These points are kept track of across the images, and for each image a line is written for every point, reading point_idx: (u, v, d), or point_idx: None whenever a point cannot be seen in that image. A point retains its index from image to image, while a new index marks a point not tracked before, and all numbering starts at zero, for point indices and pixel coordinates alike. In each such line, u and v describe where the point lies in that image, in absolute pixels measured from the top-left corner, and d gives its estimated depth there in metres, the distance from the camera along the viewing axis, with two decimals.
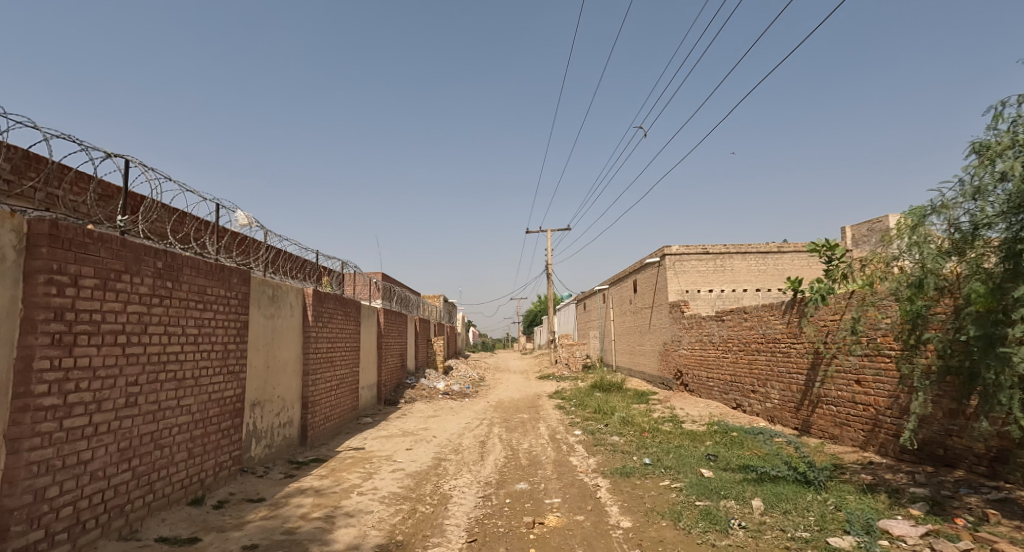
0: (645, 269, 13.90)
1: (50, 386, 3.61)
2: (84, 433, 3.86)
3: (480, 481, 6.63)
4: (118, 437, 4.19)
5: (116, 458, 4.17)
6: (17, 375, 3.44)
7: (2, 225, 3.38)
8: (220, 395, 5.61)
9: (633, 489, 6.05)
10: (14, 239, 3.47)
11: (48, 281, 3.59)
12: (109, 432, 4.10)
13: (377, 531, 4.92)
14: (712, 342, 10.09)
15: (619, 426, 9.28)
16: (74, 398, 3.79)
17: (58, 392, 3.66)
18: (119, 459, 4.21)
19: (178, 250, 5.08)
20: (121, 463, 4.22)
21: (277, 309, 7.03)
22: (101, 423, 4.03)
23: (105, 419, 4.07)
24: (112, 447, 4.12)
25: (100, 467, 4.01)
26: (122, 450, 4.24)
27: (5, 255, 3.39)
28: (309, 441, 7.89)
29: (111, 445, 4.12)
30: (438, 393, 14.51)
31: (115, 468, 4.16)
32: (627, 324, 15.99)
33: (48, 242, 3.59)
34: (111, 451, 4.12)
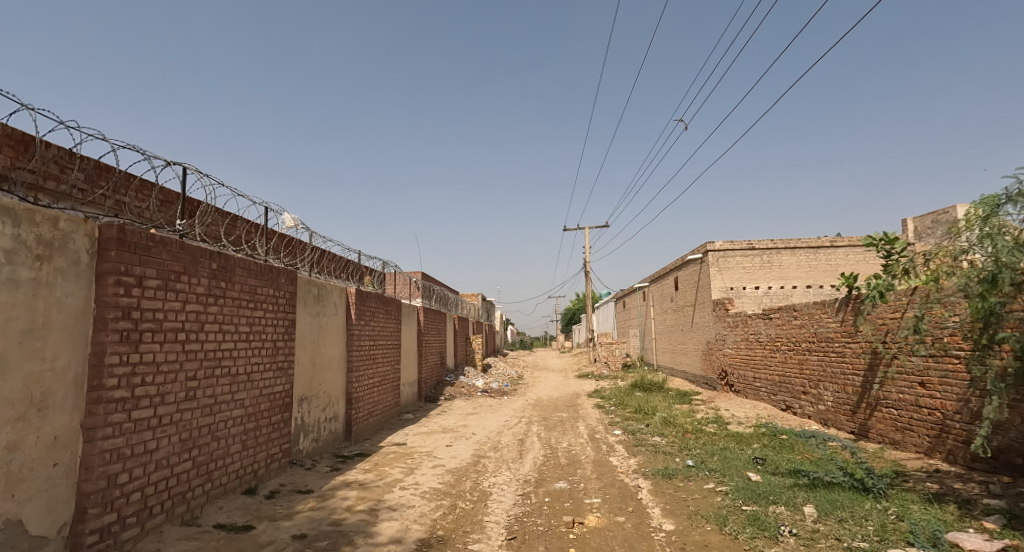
0: (687, 265, 13.54)
1: (119, 379, 3.77)
2: (151, 424, 4.03)
3: (520, 479, 6.59)
4: (179, 428, 4.35)
5: (177, 448, 4.33)
6: (91, 368, 3.62)
7: (76, 231, 3.56)
8: (271, 390, 5.76)
9: (676, 491, 5.88)
10: (87, 244, 3.65)
11: (116, 281, 3.74)
12: (172, 423, 4.26)
13: (419, 525, 4.95)
14: (759, 341, 9.74)
15: (661, 426, 9.06)
16: (140, 391, 3.94)
17: (126, 386, 3.82)
18: (181, 449, 4.37)
19: (231, 252, 5.24)
20: (183, 453, 4.39)
21: (321, 308, 7.17)
22: (165, 415, 4.19)
23: (168, 412, 4.23)
24: (174, 438, 4.28)
25: (164, 456, 4.17)
26: (183, 440, 4.40)
27: (78, 259, 3.58)
28: (354, 435, 8.04)
29: (173, 435, 4.28)
30: (477, 391, 14.54)
31: (177, 458, 4.31)
32: (668, 322, 15.64)
33: (116, 245, 3.75)
34: (173, 441, 4.28)
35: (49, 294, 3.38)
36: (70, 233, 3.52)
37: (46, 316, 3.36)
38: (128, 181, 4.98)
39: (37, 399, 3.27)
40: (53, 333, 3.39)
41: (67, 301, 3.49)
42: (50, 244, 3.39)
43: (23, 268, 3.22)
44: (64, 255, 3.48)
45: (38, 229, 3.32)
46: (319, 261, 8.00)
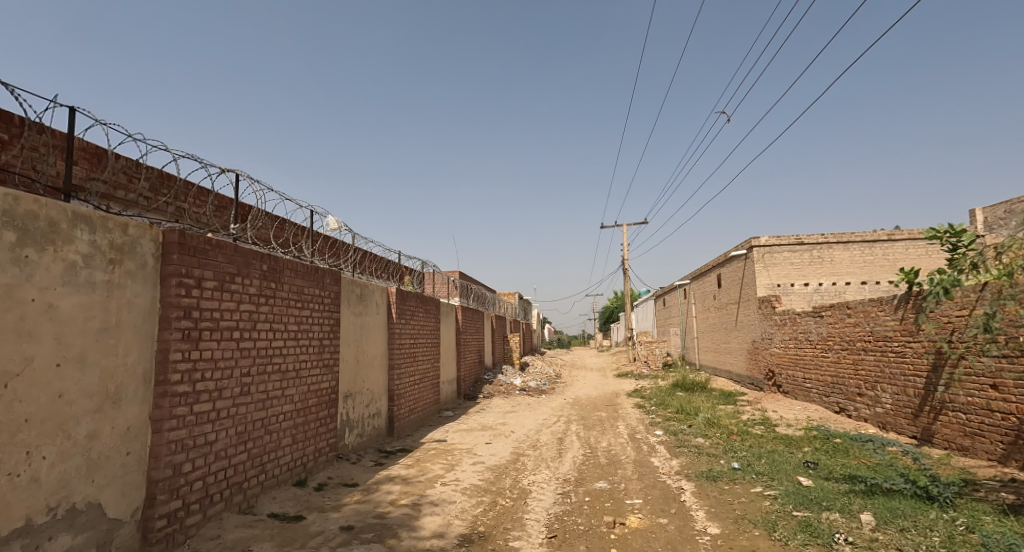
0: (731, 262, 13.14)
1: (182, 374, 3.92)
2: (211, 416, 4.18)
3: (559, 477, 6.52)
4: (236, 421, 4.50)
5: (234, 440, 4.47)
6: (158, 363, 3.78)
7: (142, 236, 3.71)
8: (317, 386, 5.88)
9: (721, 494, 5.70)
10: (153, 248, 3.80)
11: (178, 283, 3.89)
12: (229, 416, 4.40)
13: (460, 521, 4.96)
14: (809, 340, 9.35)
15: (704, 427, 8.82)
16: (201, 385, 4.09)
17: (189, 381, 3.97)
18: (237, 442, 4.51)
19: (280, 254, 5.38)
20: (239, 445, 4.53)
21: (364, 307, 7.29)
22: (223, 409, 4.33)
23: (226, 406, 4.37)
24: (231, 431, 4.42)
25: (223, 447, 4.32)
26: (239, 433, 4.54)
27: (144, 263, 3.72)
28: (396, 432, 8.14)
29: (230, 428, 4.42)
30: (515, 389, 14.52)
31: (234, 449, 4.46)
32: (711, 321, 15.23)
33: (178, 250, 3.89)
34: (230, 434, 4.42)
35: (121, 295, 3.53)
36: (137, 238, 3.66)
37: (119, 316, 3.51)
38: (187, 190, 5.20)
39: (111, 392, 3.43)
40: (125, 332, 3.54)
41: (136, 301, 3.64)
42: (121, 248, 3.54)
43: (98, 272, 3.38)
44: (133, 259, 3.63)
45: (110, 234, 3.47)
46: (362, 262, 8.18)
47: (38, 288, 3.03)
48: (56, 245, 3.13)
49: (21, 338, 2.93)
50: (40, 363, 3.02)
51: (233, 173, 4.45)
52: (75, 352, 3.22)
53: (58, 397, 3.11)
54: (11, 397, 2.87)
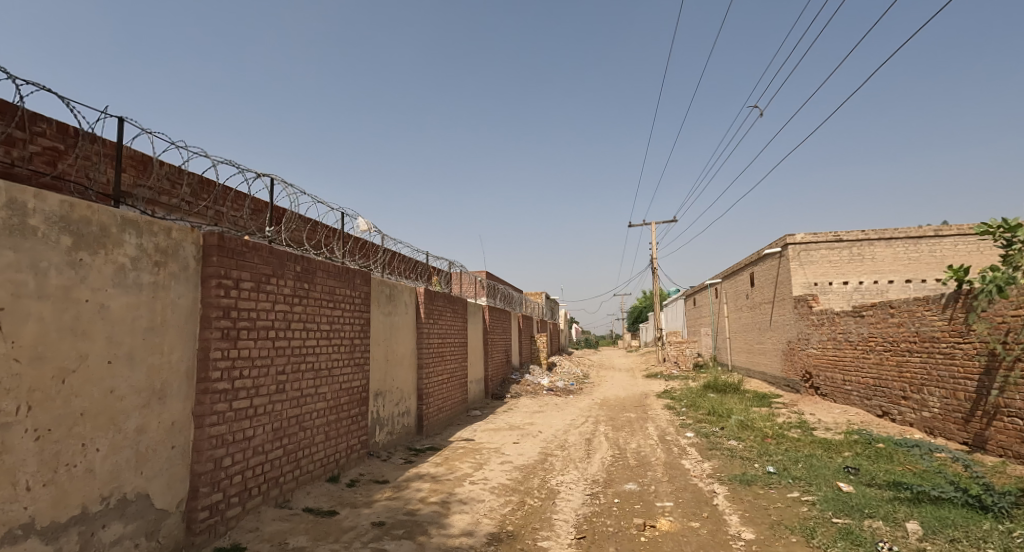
0: (765, 260, 12.80)
1: (222, 372, 3.99)
2: (249, 413, 4.25)
3: (588, 478, 6.45)
4: (272, 418, 4.57)
5: (270, 436, 4.54)
6: (199, 361, 3.86)
7: (184, 239, 3.79)
8: (349, 384, 5.93)
9: (756, 499, 5.53)
10: (195, 251, 3.88)
11: (218, 284, 3.97)
12: (266, 413, 4.47)
13: (488, 519, 4.93)
14: (848, 341, 9.03)
15: (737, 430, 8.60)
16: (239, 383, 4.17)
17: (228, 378, 4.04)
18: (274, 438, 4.58)
19: (313, 255, 5.45)
20: (275, 441, 4.60)
21: (393, 308, 7.34)
22: (260, 405, 4.40)
23: (262, 403, 4.44)
24: (267, 427, 4.49)
25: (260, 443, 4.39)
26: (275, 429, 4.61)
27: (186, 265, 3.80)
28: (425, 430, 8.18)
29: (267, 425, 4.49)
30: (543, 389, 14.45)
31: (271, 445, 4.53)
32: (743, 321, 14.88)
33: (217, 252, 3.97)
34: (267, 430, 4.49)
35: (166, 296, 3.62)
36: (179, 242, 3.75)
37: (164, 315, 3.60)
38: (226, 194, 5.32)
39: (157, 388, 3.51)
40: (169, 331, 3.63)
41: (179, 301, 3.72)
42: (165, 251, 3.63)
43: (145, 274, 3.46)
44: (176, 261, 3.71)
45: (155, 238, 3.56)
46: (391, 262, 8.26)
47: (91, 289, 3.12)
48: (106, 249, 3.22)
49: (75, 336, 3.02)
50: (94, 360, 3.11)
51: (267, 177, 4.60)
52: (125, 350, 3.31)
53: (110, 393, 3.19)
54: (67, 392, 2.96)
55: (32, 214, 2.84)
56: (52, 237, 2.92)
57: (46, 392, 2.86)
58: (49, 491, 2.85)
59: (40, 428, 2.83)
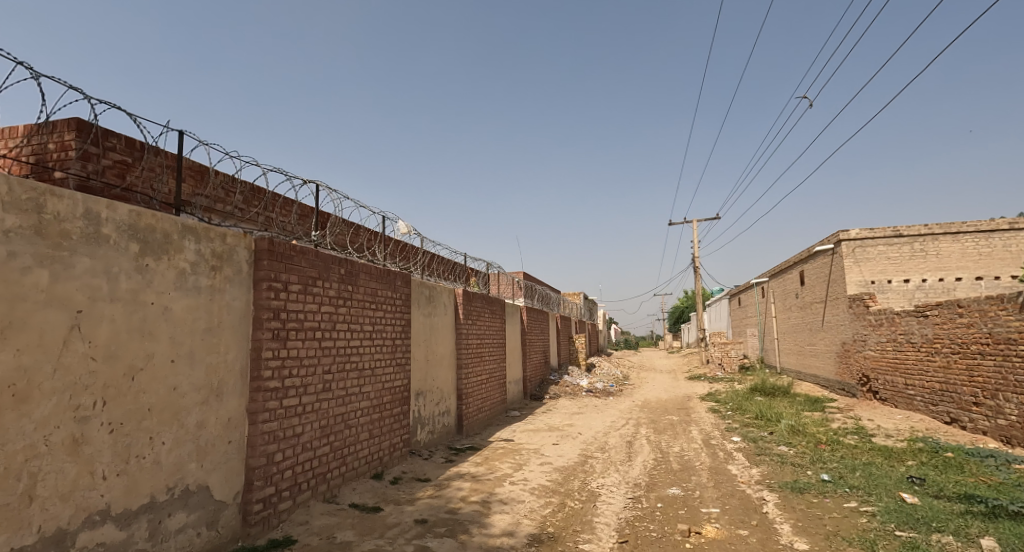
0: (816, 258, 12.25)
1: (273, 371, 4.06)
2: (298, 411, 4.31)
3: (629, 482, 6.28)
4: (320, 416, 4.62)
5: (318, 433, 4.60)
6: (252, 361, 3.93)
7: (237, 244, 3.86)
8: (391, 384, 5.96)
9: (809, 508, 5.24)
10: (247, 255, 3.95)
11: (269, 287, 4.03)
12: (314, 411, 4.52)
13: (529, 520, 4.85)
14: (910, 342, 8.52)
15: (787, 434, 8.23)
16: (289, 381, 4.23)
17: (278, 377, 4.11)
18: (321, 435, 4.63)
19: (356, 258, 5.51)
20: (323, 438, 4.65)
21: (433, 308, 7.36)
22: (308, 403, 4.46)
23: (311, 401, 4.49)
24: (316, 424, 4.55)
25: (309, 439, 4.45)
26: (323, 426, 4.66)
27: (240, 269, 3.87)
28: (465, 430, 8.17)
29: (315, 422, 4.54)
30: (582, 390, 14.27)
31: (319, 442, 4.58)
32: (793, 321, 14.29)
33: (268, 256, 4.04)
34: (315, 427, 4.54)
35: (222, 298, 3.69)
36: (233, 246, 3.82)
37: (220, 316, 3.68)
38: (276, 201, 5.44)
39: (215, 386, 3.60)
40: (225, 331, 3.71)
41: (234, 303, 3.80)
42: (221, 256, 3.71)
43: (203, 277, 3.55)
44: (231, 265, 3.79)
45: (212, 243, 3.64)
46: (430, 264, 8.31)
47: (156, 292, 3.22)
48: (169, 254, 3.31)
49: (143, 336, 3.12)
50: (159, 359, 3.21)
51: (313, 184, 4.78)
52: (186, 349, 3.40)
53: (173, 390, 3.29)
54: (137, 389, 3.08)
55: (105, 223, 2.95)
56: (121, 244, 3.03)
57: (118, 388, 2.98)
58: (122, 481, 2.97)
59: (114, 422, 2.95)
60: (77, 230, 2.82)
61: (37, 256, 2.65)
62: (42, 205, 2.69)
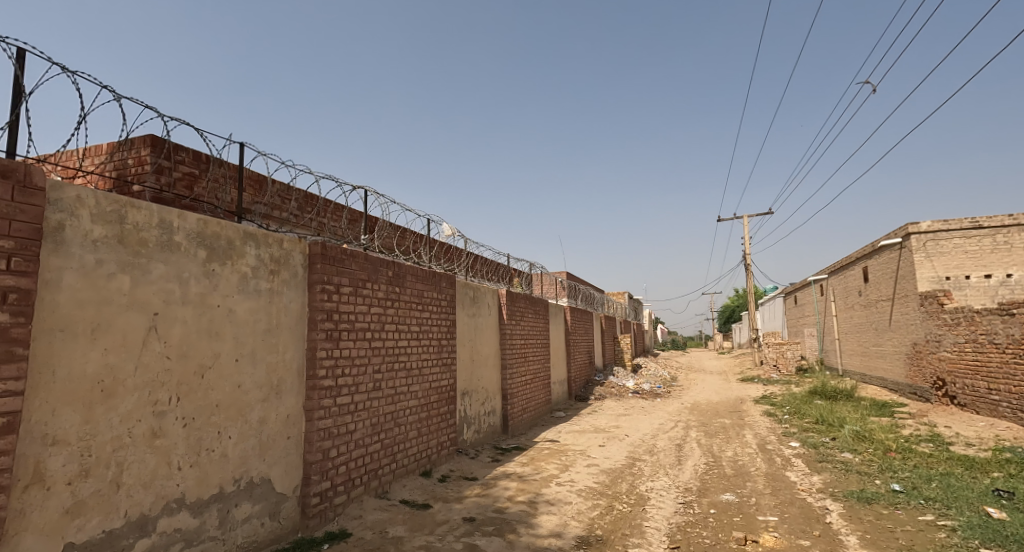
0: (881, 252, 11.50)
1: (328, 370, 4.07)
2: (351, 408, 4.33)
3: (680, 486, 6.02)
4: (371, 414, 4.62)
5: (370, 431, 4.60)
6: (308, 360, 3.96)
7: (292, 249, 3.89)
8: (438, 383, 5.94)
9: (878, 519, 4.86)
10: (301, 259, 3.98)
11: (323, 290, 4.05)
12: (365, 409, 4.53)
13: (576, 522, 4.70)
14: (993, 343, 7.96)
15: (851, 441, 7.73)
16: (342, 380, 4.24)
17: (332, 376, 4.12)
18: (372, 432, 4.64)
19: (403, 260, 5.51)
20: (374, 436, 4.65)
21: (477, 309, 7.31)
22: (360, 401, 4.47)
23: (362, 399, 4.50)
24: (367, 422, 4.55)
25: (361, 436, 4.46)
26: (374, 424, 4.66)
27: (295, 272, 3.91)
28: (511, 430, 8.09)
29: (367, 420, 4.55)
30: (628, 391, 13.96)
31: (370, 439, 4.59)
32: (856, 320, 13.49)
33: (321, 260, 4.06)
34: (367, 425, 4.55)
35: (280, 301, 3.74)
36: (289, 250, 3.86)
37: (279, 318, 3.72)
38: (327, 206, 5.52)
39: (275, 384, 3.65)
40: (284, 332, 3.76)
41: (291, 306, 3.84)
42: (278, 260, 3.75)
43: (263, 281, 3.59)
44: (287, 269, 3.83)
45: (270, 248, 3.69)
46: (473, 266, 8.28)
47: (222, 295, 3.28)
48: (232, 259, 3.37)
49: (211, 337, 3.19)
50: (225, 358, 3.27)
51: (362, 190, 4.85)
52: (248, 349, 3.45)
53: (237, 387, 3.35)
54: (206, 385, 3.14)
55: (177, 231, 3.02)
56: (191, 251, 3.09)
57: (190, 385, 3.05)
58: (195, 472, 3.04)
59: (187, 416, 3.02)
60: (153, 238, 2.89)
61: (120, 263, 2.73)
62: (124, 216, 2.77)
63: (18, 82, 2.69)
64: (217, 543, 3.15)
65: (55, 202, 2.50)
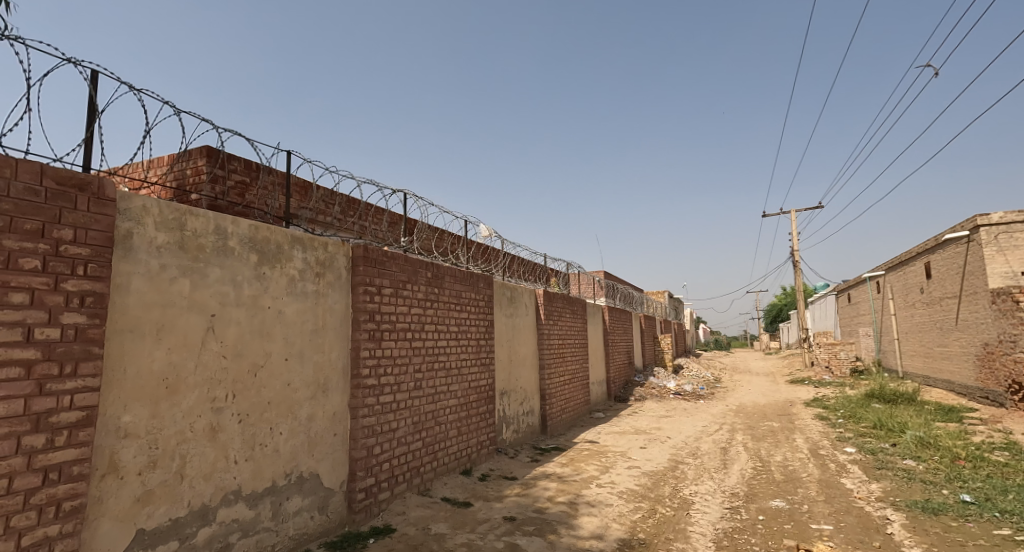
0: (945, 247, 10.81)
1: (371, 369, 4.08)
2: (393, 407, 4.33)
3: (726, 490, 5.78)
4: (412, 412, 4.62)
5: (412, 429, 4.60)
6: (352, 360, 3.98)
7: (336, 252, 3.92)
8: (477, 383, 5.90)
9: (946, 531, 4.52)
10: (345, 262, 4.01)
11: (365, 291, 4.07)
12: (407, 408, 4.53)
13: (618, 525, 4.56)
14: None
15: (913, 447, 7.26)
16: (384, 379, 4.25)
17: (375, 375, 4.13)
18: (414, 431, 4.63)
19: (442, 262, 5.50)
20: (416, 434, 4.64)
21: (515, 309, 7.25)
22: (402, 400, 4.47)
23: (404, 398, 4.50)
24: (409, 421, 4.55)
25: (404, 434, 4.46)
26: (415, 423, 4.66)
27: (339, 274, 3.93)
28: (549, 430, 7.99)
29: (408, 418, 4.54)
30: (669, 393, 13.63)
31: (412, 437, 4.58)
32: (918, 320, 12.73)
33: (363, 262, 4.07)
34: (408, 423, 4.55)
35: (325, 302, 3.76)
36: (333, 253, 3.88)
37: (325, 319, 3.75)
38: (368, 210, 5.56)
39: (322, 383, 3.67)
40: (329, 333, 3.78)
41: (336, 307, 3.87)
42: (323, 263, 3.78)
43: (309, 283, 3.63)
44: (332, 272, 3.86)
45: (316, 251, 3.72)
46: (510, 266, 8.23)
47: (272, 297, 3.32)
48: (281, 263, 3.40)
49: (263, 337, 3.23)
50: (276, 358, 3.31)
51: (401, 194, 4.88)
52: (297, 349, 3.49)
53: (287, 385, 3.39)
54: (258, 383, 3.19)
55: (231, 236, 3.07)
56: (244, 255, 3.14)
57: (245, 383, 3.10)
58: (249, 466, 3.09)
59: (242, 413, 3.07)
60: (210, 244, 2.95)
61: (181, 267, 2.79)
62: (185, 223, 2.82)
63: (92, 101, 2.78)
64: (271, 535, 3.18)
65: (124, 211, 2.56)
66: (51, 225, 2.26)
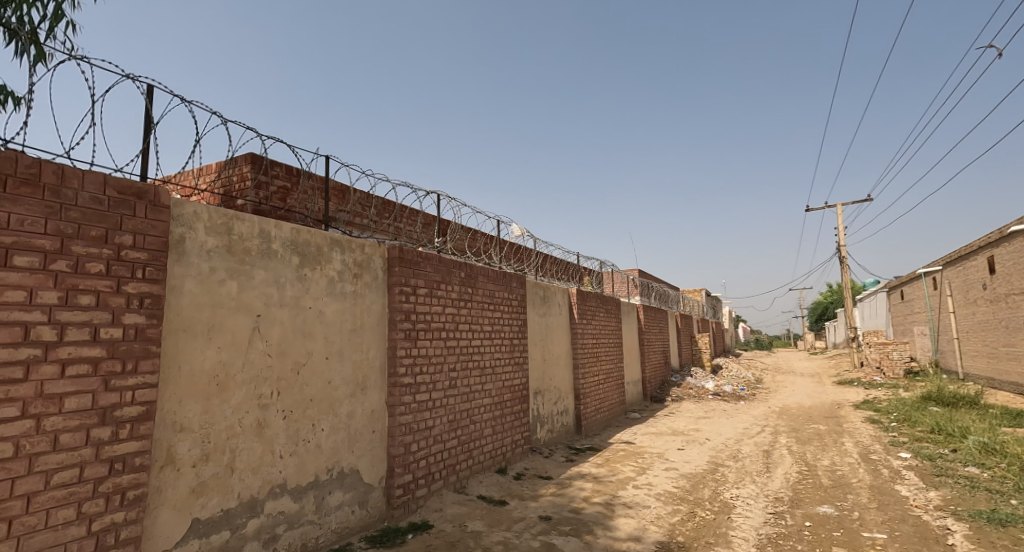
0: (1011, 242, 10.19)
1: (407, 368, 4.13)
2: (429, 405, 4.38)
3: (770, 495, 5.60)
4: (448, 411, 4.66)
5: (447, 427, 4.64)
6: (389, 359, 4.03)
7: (373, 254, 3.98)
8: (511, 382, 5.91)
9: (1013, 544, 4.25)
10: (381, 264, 4.07)
11: (401, 292, 4.12)
12: (443, 406, 4.57)
13: (656, 527, 4.48)
14: None
15: (974, 454, 6.87)
16: (420, 378, 4.30)
17: (412, 374, 4.18)
18: (450, 429, 4.67)
19: (475, 262, 5.52)
20: (451, 432, 4.68)
21: (548, 308, 7.22)
22: (437, 398, 4.51)
23: (440, 396, 4.54)
24: (444, 419, 4.59)
25: (439, 432, 4.50)
26: (451, 421, 4.69)
27: (376, 275, 4.00)
28: (584, 430, 7.92)
29: (444, 416, 4.58)
30: (708, 393, 13.33)
31: (448, 435, 4.62)
32: (980, 318, 12.04)
33: (398, 263, 4.13)
34: (444, 421, 4.59)
35: (363, 303, 3.83)
36: (370, 255, 3.95)
37: (362, 319, 3.82)
38: (403, 211, 5.63)
39: (360, 381, 3.74)
40: (367, 332, 3.85)
41: (373, 307, 3.93)
42: (361, 265, 3.85)
43: (348, 284, 3.70)
44: (369, 273, 3.92)
45: (354, 253, 3.79)
46: (543, 265, 8.19)
47: (313, 297, 3.40)
48: (321, 265, 3.49)
49: (304, 336, 3.32)
50: (317, 356, 3.39)
51: (435, 195, 4.93)
52: (337, 348, 3.56)
53: (328, 383, 3.47)
54: (301, 381, 3.27)
55: (274, 239, 3.16)
56: (286, 258, 3.22)
57: (288, 380, 3.19)
58: (293, 460, 3.17)
59: (286, 409, 3.16)
60: (255, 246, 3.04)
61: (228, 269, 2.89)
62: (232, 228, 2.92)
63: (147, 114, 2.91)
64: (314, 528, 3.26)
65: (177, 217, 2.67)
66: (113, 231, 2.37)
